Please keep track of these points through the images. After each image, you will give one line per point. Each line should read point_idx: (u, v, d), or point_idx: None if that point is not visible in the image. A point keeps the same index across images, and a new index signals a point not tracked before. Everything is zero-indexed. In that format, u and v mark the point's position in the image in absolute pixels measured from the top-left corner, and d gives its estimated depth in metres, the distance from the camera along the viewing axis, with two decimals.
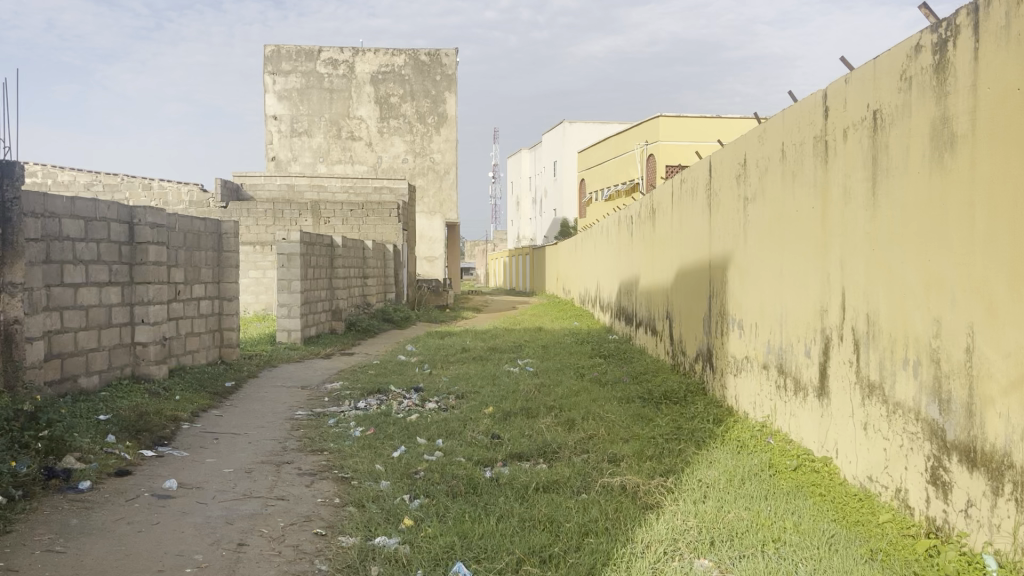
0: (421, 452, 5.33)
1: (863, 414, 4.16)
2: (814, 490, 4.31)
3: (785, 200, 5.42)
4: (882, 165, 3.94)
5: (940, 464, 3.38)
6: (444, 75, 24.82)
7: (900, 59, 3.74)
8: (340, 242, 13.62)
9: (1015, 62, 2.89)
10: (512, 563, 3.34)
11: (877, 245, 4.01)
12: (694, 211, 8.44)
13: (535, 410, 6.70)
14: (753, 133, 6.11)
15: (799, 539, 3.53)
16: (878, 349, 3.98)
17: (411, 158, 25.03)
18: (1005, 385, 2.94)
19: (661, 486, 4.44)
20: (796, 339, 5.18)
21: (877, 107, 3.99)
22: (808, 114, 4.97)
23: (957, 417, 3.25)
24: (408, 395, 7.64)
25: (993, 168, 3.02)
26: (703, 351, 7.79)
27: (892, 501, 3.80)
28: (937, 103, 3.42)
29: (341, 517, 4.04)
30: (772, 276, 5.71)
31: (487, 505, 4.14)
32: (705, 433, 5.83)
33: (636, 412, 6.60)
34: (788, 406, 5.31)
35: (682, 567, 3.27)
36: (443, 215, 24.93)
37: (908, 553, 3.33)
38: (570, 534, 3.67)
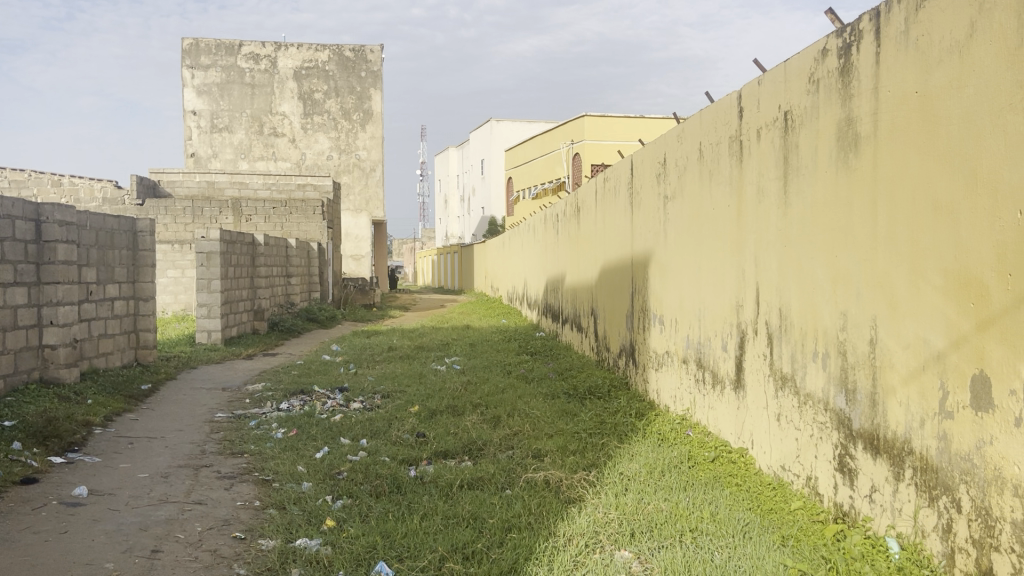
0: (345, 452, 5.27)
1: (776, 406, 4.29)
2: (730, 481, 4.45)
3: (702, 198, 5.56)
4: (792, 164, 4.08)
5: (847, 452, 3.53)
6: (369, 71, 24.57)
7: (809, 62, 3.88)
8: (262, 240, 13.33)
9: (913, 66, 3.02)
10: (435, 561, 3.33)
11: (789, 242, 4.15)
12: (616, 209, 8.57)
13: (462, 408, 6.70)
14: (672, 133, 6.24)
15: (715, 528, 3.63)
16: (790, 342, 4.12)
17: (336, 155, 24.70)
18: (905, 375, 3.08)
19: (584, 479, 4.51)
20: (713, 333, 5.33)
21: (788, 108, 4.12)
22: (724, 115, 5.10)
23: (862, 407, 3.39)
24: (332, 395, 7.55)
25: (894, 168, 3.15)
26: (627, 346, 7.91)
27: (802, 489, 3.95)
28: (842, 105, 3.56)
29: (261, 520, 3.97)
30: (690, 273, 5.85)
31: (411, 505, 4.12)
32: (628, 427, 5.92)
33: (561, 408, 6.67)
34: (706, 399, 5.45)
35: (603, 559, 3.33)
36: (369, 212, 24.60)
37: (816, 538, 3.45)
38: (492, 530, 3.70)
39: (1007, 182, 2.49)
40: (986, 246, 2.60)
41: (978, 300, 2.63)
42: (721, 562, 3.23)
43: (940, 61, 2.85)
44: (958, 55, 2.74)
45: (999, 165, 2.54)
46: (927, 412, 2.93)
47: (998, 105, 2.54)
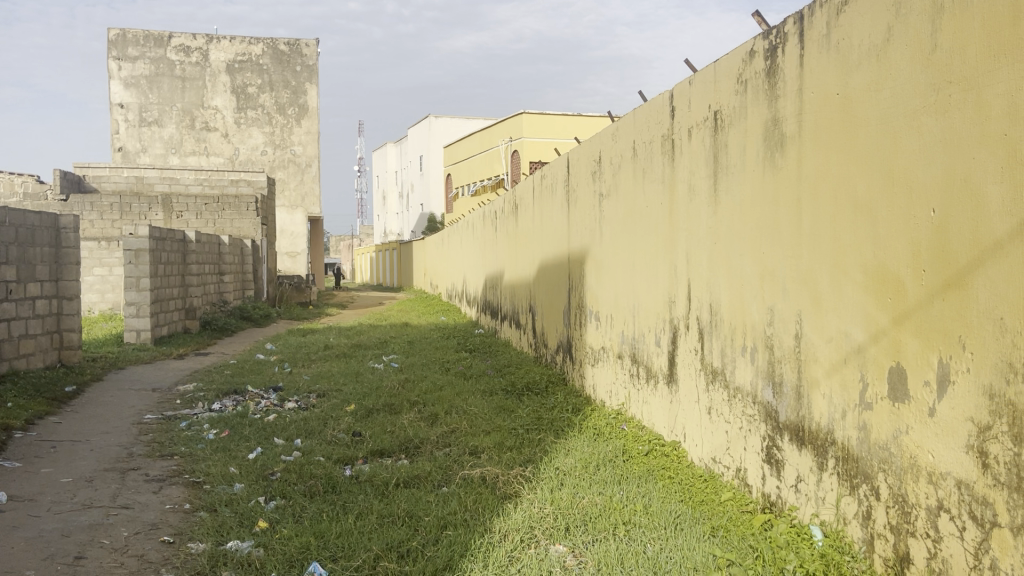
0: (278, 452, 5.19)
1: (707, 399, 4.39)
2: (663, 473, 4.53)
3: (636, 196, 5.63)
4: (721, 163, 4.17)
5: (775, 443, 3.63)
6: (304, 66, 24.21)
7: (737, 63, 3.97)
8: (193, 237, 13.01)
9: (835, 68, 3.11)
10: (369, 560, 3.31)
11: (718, 239, 4.25)
12: (553, 206, 8.63)
13: (399, 406, 6.66)
14: (607, 131, 6.30)
15: (647, 520, 3.69)
16: (719, 337, 4.22)
17: (270, 150, 24.27)
18: (828, 367, 3.18)
19: (519, 475, 4.53)
20: (647, 329, 5.41)
21: (718, 108, 4.21)
22: (657, 114, 5.18)
23: (788, 399, 3.49)
24: (266, 395, 7.42)
25: (817, 167, 3.25)
26: (564, 342, 7.98)
27: (732, 480, 4.06)
28: (769, 105, 3.65)
29: (191, 523, 3.88)
30: (625, 269, 5.92)
31: (346, 504, 4.09)
32: (564, 422, 5.97)
33: (499, 405, 6.69)
34: (641, 393, 5.54)
35: (538, 554, 3.36)
36: (305, 208, 24.20)
37: (745, 528, 3.55)
38: (428, 528, 3.69)
39: (921, 181, 2.59)
40: (902, 243, 2.70)
41: (895, 295, 2.73)
42: (653, 554, 3.29)
43: (859, 64, 2.94)
44: (877, 58, 2.83)
45: (914, 165, 2.63)
46: (848, 404, 3.03)
47: (913, 107, 2.63)
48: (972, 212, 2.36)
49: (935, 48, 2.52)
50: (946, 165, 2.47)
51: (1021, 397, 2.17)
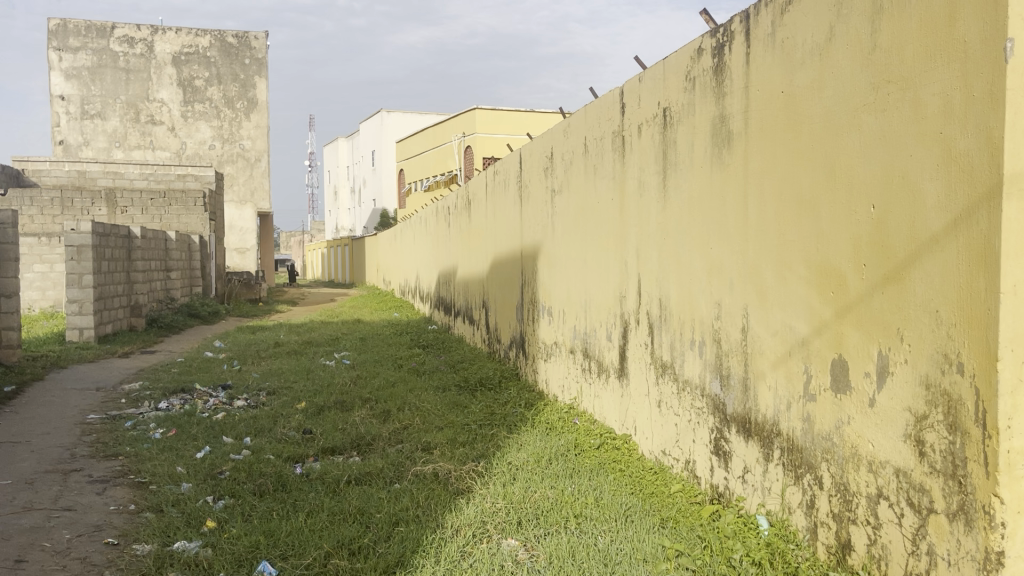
0: (227, 451, 5.11)
1: (657, 393, 4.45)
2: (614, 466, 4.58)
3: (588, 192, 5.67)
4: (670, 159, 4.22)
5: (722, 436, 3.69)
6: (253, 59, 23.85)
7: (685, 61, 4.02)
8: (138, 233, 12.72)
9: (780, 66, 3.17)
10: (320, 558, 3.29)
11: (667, 235, 4.30)
12: (506, 201, 8.63)
13: (350, 403, 6.61)
14: (558, 128, 6.33)
15: (598, 513, 3.73)
16: (668, 331, 4.27)
17: (218, 144, 23.84)
18: (773, 360, 3.24)
19: (471, 470, 4.54)
20: (598, 323, 5.46)
21: (667, 104, 4.25)
22: (607, 110, 5.21)
23: (735, 391, 3.55)
24: (215, 394, 7.30)
25: (762, 164, 3.31)
26: (517, 338, 8.01)
27: (682, 472, 4.13)
28: (716, 102, 3.71)
29: (137, 524, 3.81)
30: (577, 265, 5.96)
31: (297, 502, 4.05)
32: (517, 417, 5.99)
33: (451, 401, 6.68)
34: (592, 387, 5.59)
35: (490, 549, 3.37)
36: (254, 204, 23.83)
37: (694, 518, 3.60)
38: (379, 524, 3.67)
39: (862, 178, 2.65)
40: (844, 239, 2.76)
41: (837, 289, 2.80)
42: (603, 546, 3.32)
43: (803, 63, 3.00)
44: (820, 56, 2.89)
45: (855, 162, 2.70)
46: (793, 395, 3.10)
47: (854, 105, 2.70)
48: (908, 209, 2.43)
49: (875, 48, 2.58)
50: (885, 162, 2.54)
51: (955, 386, 2.24)
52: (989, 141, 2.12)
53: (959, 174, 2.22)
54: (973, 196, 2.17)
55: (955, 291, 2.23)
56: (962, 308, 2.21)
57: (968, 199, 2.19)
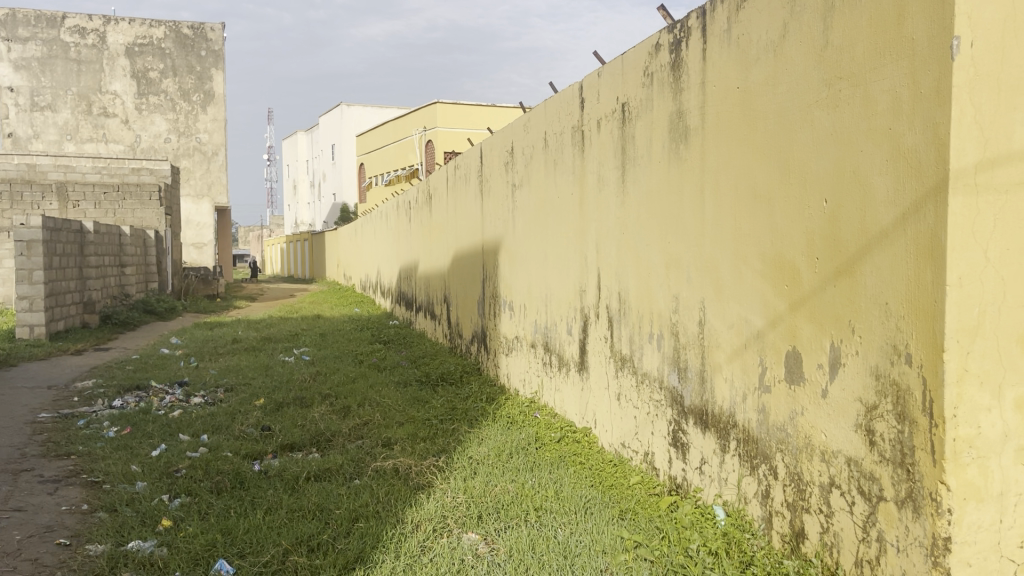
0: (183, 449, 5.04)
1: (616, 385, 4.48)
2: (574, 458, 4.61)
3: (548, 187, 5.68)
4: (629, 154, 4.25)
5: (680, 427, 3.74)
6: (209, 51, 23.49)
7: (643, 57, 4.05)
8: (91, 228, 12.44)
9: (735, 63, 3.21)
10: (278, 554, 3.26)
11: (626, 229, 4.33)
12: (467, 195, 8.62)
13: (310, 399, 6.55)
14: (519, 122, 6.34)
15: (558, 506, 3.75)
16: (628, 325, 4.31)
17: (174, 138, 23.43)
18: (729, 352, 3.29)
19: (432, 465, 4.53)
20: (558, 318, 5.49)
21: (625, 100, 4.28)
22: (567, 105, 5.23)
23: (692, 384, 3.60)
24: (171, 391, 7.19)
25: (718, 160, 3.35)
26: (478, 333, 8.02)
27: (641, 464, 4.18)
28: (673, 98, 3.74)
29: (90, 524, 3.73)
30: (537, 260, 5.99)
31: (255, 499, 4.02)
32: (478, 412, 6.00)
33: (412, 396, 6.66)
34: (553, 381, 5.63)
35: (450, 543, 3.37)
36: (212, 198, 23.42)
37: (652, 509, 3.65)
38: (338, 520, 3.65)
39: (815, 172, 2.70)
40: (797, 233, 2.81)
41: (791, 282, 2.85)
42: (563, 539, 3.34)
43: (758, 59, 3.04)
44: (774, 53, 2.94)
45: (807, 157, 2.74)
46: (748, 387, 3.14)
47: (807, 102, 2.74)
48: (859, 203, 2.48)
49: (827, 45, 2.62)
50: (837, 157, 2.58)
51: (903, 376, 2.29)
52: (936, 137, 2.16)
53: (907, 169, 2.27)
54: (920, 191, 2.22)
55: (904, 284, 2.28)
56: (910, 301, 2.26)
57: (916, 194, 2.24)
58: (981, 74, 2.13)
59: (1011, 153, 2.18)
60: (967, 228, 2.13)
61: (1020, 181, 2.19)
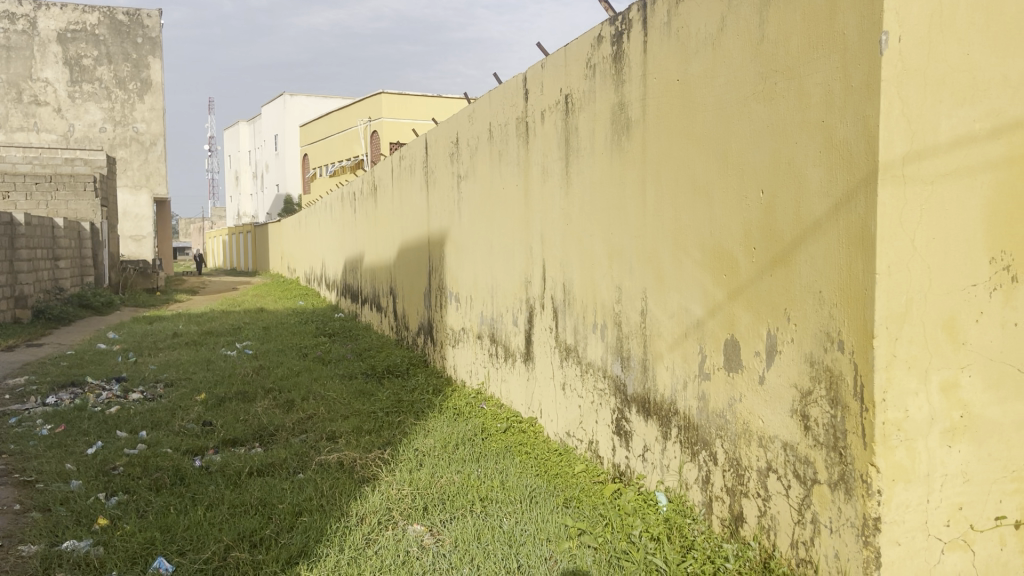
0: (120, 446, 4.91)
1: (561, 375, 4.52)
2: (520, 448, 4.64)
3: (493, 178, 5.69)
4: (572, 146, 4.28)
5: (623, 416, 3.79)
6: (146, 38, 22.90)
7: (586, 48, 4.08)
8: (22, 220, 11.99)
9: (675, 55, 3.25)
10: (220, 551, 3.22)
11: (570, 220, 4.36)
12: (412, 187, 8.58)
13: (253, 393, 6.46)
14: (463, 113, 6.32)
15: (503, 496, 3.77)
16: (572, 315, 4.34)
17: (110, 127, 22.79)
18: (670, 341, 3.33)
19: (378, 457, 4.51)
20: (504, 309, 5.50)
21: (568, 91, 4.30)
22: (511, 96, 5.23)
23: (635, 372, 3.65)
24: (108, 387, 7.01)
25: (659, 151, 3.40)
26: (425, 325, 8.01)
27: (586, 452, 4.23)
28: (615, 90, 3.77)
29: (23, 524, 3.62)
30: (483, 251, 5.99)
31: (196, 495, 3.95)
32: (425, 404, 5.98)
33: (358, 389, 6.61)
34: (500, 372, 5.65)
35: (394, 535, 3.36)
36: (150, 189, 22.87)
37: (596, 497, 3.69)
38: (282, 515, 3.61)
39: (751, 164, 2.75)
40: (735, 223, 2.86)
41: (729, 272, 2.90)
42: (509, 528, 3.36)
43: (697, 52, 3.09)
44: (712, 46, 2.98)
45: (744, 149, 2.79)
46: (689, 374, 3.20)
47: (743, 94, 2.79)
48: (794, 193, 2.54)
49: (763, 39, 2.67)
50: (772, 149, 2.64)
51: (836, 363, 2.36)
52: (866, 129, 2.22)
53: (839, 159, 2.33)
54: (852, 181, 2.28)
55: (837, 272, 2.35)
56: (842, 289, 2.32)
57: (848, 184, 2.30)
58: (909, 68, 2.19)
59: (937, 145, 2.24)
60: (895, 218, 2.20)
61: (946, 172, 2.26)
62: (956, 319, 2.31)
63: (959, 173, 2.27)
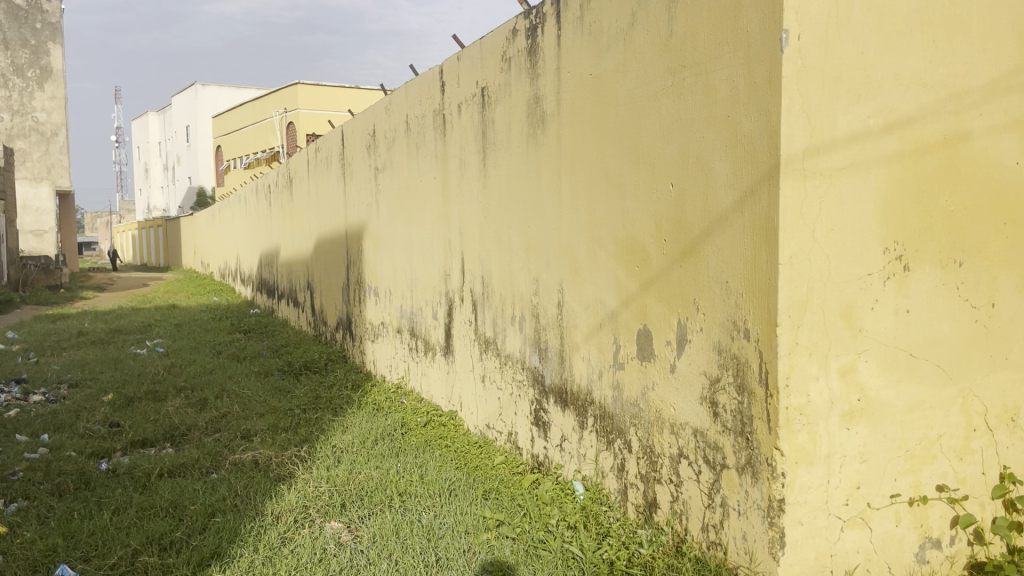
0: (21, 450, 4.69)
1: (481, 367, 4.53)
2: (440, 442, 4.63)
3: (411, 171, 5.65)
4: (489, 138, 4.29)
5: (541, 407, 3.82)
6: (45, 23, 21.84)
7: (501, 42, 4.09)
8: None
9: (588, 50, 3.28)
10: (126, 556, 3.11)
11: (487, 214, 4.37)
12: (328, 179, 8.45)
13: (163, 392, 6.26)
14: (380, 105, 6.26)
15: (423, 490, 3.75)
16: (491, 307, 4.36)
17: (7, 117, 21.66)
18: (586, 332, 3.38)
19: (294, 455, 4.43)
20: (424, 302, 5.48)
21: (484, 84, 4.31)
22: (428, 88, 5.20)
23: (552, 363, 3.68)
24: (7, 389, 6.68)
25: (573, 144, 3.43)
26: (343, 319, 7.91)
27: (505, 444, 4.26)
28: (531, 83, 3.79)
29: None
30: (401, 244, 5.95)
31: (102, 499, 3.80)
32: (343, 400, 5.90)
33: (274, 386, 6.48)
34: (419, 366, 5.63)
35: (311, 534, 3.31)
36: (52, 181, 21.84)
37: (515, 487, 3.72)
38: (193, 516, 3.52)
39: (661, 158, 2.81)
40: (647, 216, 2.92)
41: (641, 264, 2.96)
42: (429, 522, 3.35)
43: (608, 47, 3.13)
44: (623, 41, 3.03)
45: (655, 142, 2.85)
46: (604, 364, 3.25)
47: (653, 90, 2.85)
48: (701, 187, 2.60)
49: (671, 35, 2.72)
50: (681, 143, 2.70)
51: (742, 350, 2.43)
52: (768, 124, 2.30)
53: (744, 154, 2.40)
54: (756, 173, 2.35)
55: (742, 262, 2.42)
56: (747, 279, 2.40)
57: (752, 177, 2.37)
58: (808, 67, 2.27)
59: (835, 140, 2.33)
60: (796, 210, 2.28)
61: (844, 166, 2.35)
62: (853, 307, 2.41)
63: (855, 167, 2.37)
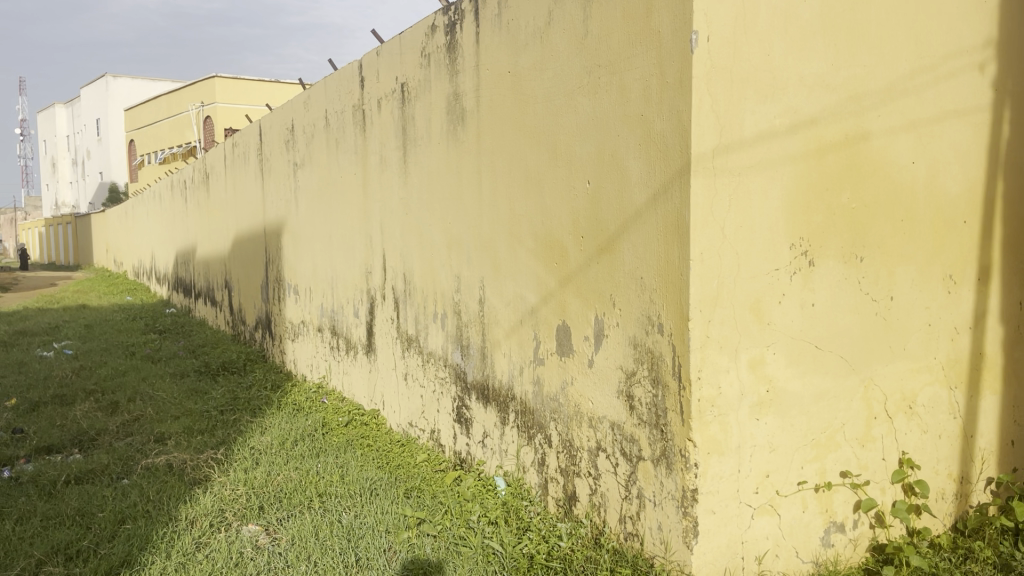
0: None
1: (403, 365, 4.50)
2: (362, 441, 4.57)
3: (330, 166, 5.57)
4: (409, 135, 4.26)
5: (464, 403, 3.83)
6: None
7: (420, 37, 4.07)
8: None
9: (506, 47, 3.29)
10: (29, 566, 2.99)
11: (409, 209, 4.34)
12: (246, 175, 8.26)
13: (71, 396, 6.01)
14: (298, 100, 6.15)
15: (343, 490, 3.70)
16: (413, 305, 4.34)
17: None
18: (507, 328, 3.40)
19: (210, 458, 4.31)
20: (345, 300, 5.41)
21: (404, 80, 4.28)
22: (347, 82, 5.13)
23: (474, 359, 3.69)
24: None
25: (493, 142, 3.44)
26: (263, 318, 7.75)
27: (428, 442, 4.25)
28: (450, 80, 3.78)
29: None
30: (321, 241, 5.86)
31: (3, 509, 3.64)
32: (262, 400, 5.78)
33: (191, 387, 6.31)
34: (341, 364, 5.56)
35: (227, 537, 3.23)
36: None
37: (437, 485, 3.70)
38: (102, 524, 3.40)
39: (578, 155, 2.84)
40: (565, 213, 2.95)
41: (559, 260, 2.99)
42: (348, 522, 3.31)
43: (526, 45, 3.15)
44: (541, 40, 3.05)
45: (572, 140, 2.88)
46: (524, 360, 3.27)
47: (570, 88, 2.88)
48: (617, 185, 2.64)
49: (587, 34, 2.76)
50: (597, 141, 2.74)
51: (657, 344, 2.48)
52: (680, 123, 2.35)
53: (657, 153, 2.45)
54: (668, 172, 2.40)
55: (656, 259, 2.47)
56: (661, 275, 2.45)
57: (665, 175, 2.42)
58: (717, 67, 2.33)
59: (742, 139, 2.40)
60: (707, 208, 2.34)
61: (751, 164, 2.42)
62: (761, 301, 2.48)
63: (763, 166, 2.44)
